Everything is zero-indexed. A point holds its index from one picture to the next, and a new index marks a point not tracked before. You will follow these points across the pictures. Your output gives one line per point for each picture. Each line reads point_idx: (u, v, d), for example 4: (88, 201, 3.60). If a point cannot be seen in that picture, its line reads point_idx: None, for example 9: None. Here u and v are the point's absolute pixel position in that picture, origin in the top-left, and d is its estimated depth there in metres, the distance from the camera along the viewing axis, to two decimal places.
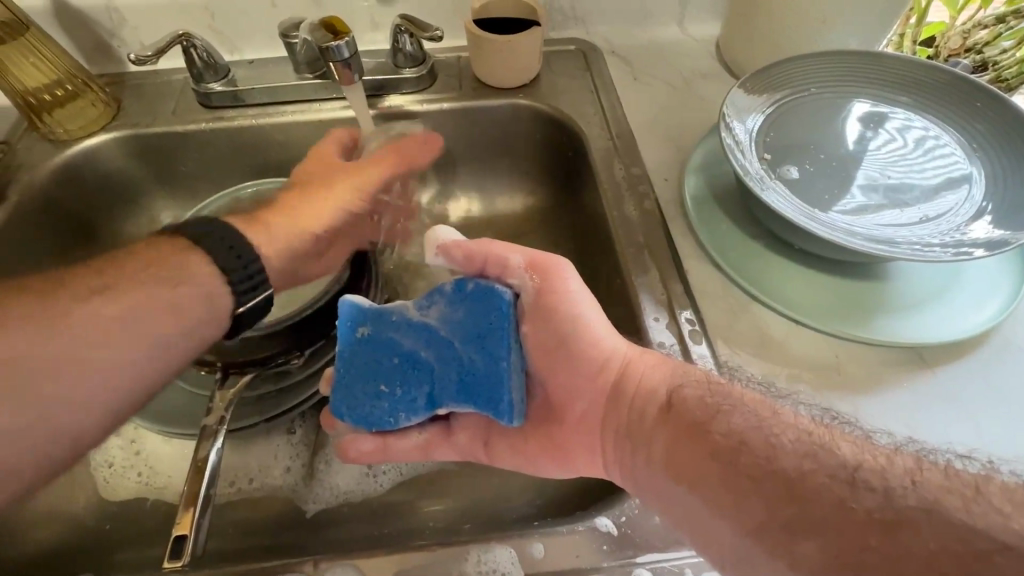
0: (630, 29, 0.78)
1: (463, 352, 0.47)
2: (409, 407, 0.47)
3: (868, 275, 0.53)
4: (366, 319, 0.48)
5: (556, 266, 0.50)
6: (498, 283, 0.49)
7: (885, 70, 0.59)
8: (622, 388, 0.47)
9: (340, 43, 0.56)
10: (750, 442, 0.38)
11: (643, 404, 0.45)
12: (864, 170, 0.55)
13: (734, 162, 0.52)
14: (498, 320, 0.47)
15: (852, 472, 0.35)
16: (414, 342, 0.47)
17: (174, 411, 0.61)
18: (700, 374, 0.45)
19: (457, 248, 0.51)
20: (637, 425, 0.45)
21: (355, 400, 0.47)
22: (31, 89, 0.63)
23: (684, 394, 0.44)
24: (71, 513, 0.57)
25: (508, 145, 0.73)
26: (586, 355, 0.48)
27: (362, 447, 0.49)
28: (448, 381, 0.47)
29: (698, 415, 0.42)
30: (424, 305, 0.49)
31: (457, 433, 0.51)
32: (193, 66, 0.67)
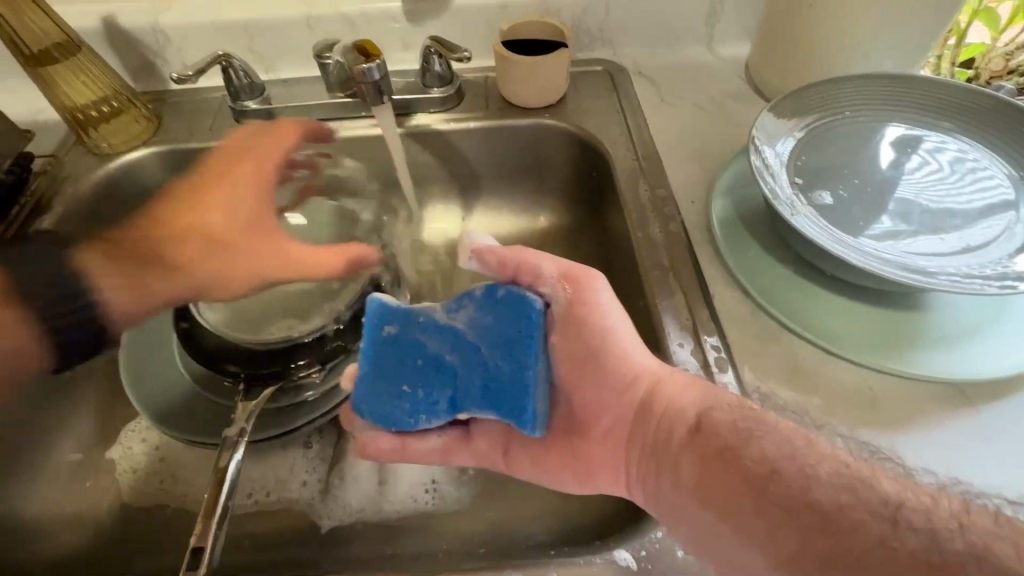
0: (658, 51, 0.77)
1: (489, 357, 0.46)
2: (430, 410, 0.46)
3: (904, 303, 0.51)
4: (394, 319, 0.48)
5: (589, 279, 0.50)
6: (530, 291, 0.49)
7: (923, 93, 0.58)
8: (651, 407, 0.46)
9: (371, 65, 0.59)
10: (784, 470, 0.38)
11: (673, 424, 0.44)
12: (901, 196, 0.53)
13: (764, 187, 0.51)
14: (527, 328, 0.46)
15: (894, 511, 0.35)
16: (440, 345, 0.47)
17: (191, 420, 0.60)
18: (730, 399, 0.44)
19: (491, 253, 0.50)
20: (666, 444, 0.44)
21: (377, 398, 0.46)
22: (80, 106, 0.65)
23: (714, 416, 0.43)
24: (94, 519, 0.58)
25: (532, 164, 0.74)
26: (615, 368, 0.47)
27: (380, 445, 0.48)
28: (471, 385, 0.46)
29: (728, 439, 0.41)
30: (453, 308, 0.49)
31: (476, 438, 0.50)
32: (231, 85, 0.70)
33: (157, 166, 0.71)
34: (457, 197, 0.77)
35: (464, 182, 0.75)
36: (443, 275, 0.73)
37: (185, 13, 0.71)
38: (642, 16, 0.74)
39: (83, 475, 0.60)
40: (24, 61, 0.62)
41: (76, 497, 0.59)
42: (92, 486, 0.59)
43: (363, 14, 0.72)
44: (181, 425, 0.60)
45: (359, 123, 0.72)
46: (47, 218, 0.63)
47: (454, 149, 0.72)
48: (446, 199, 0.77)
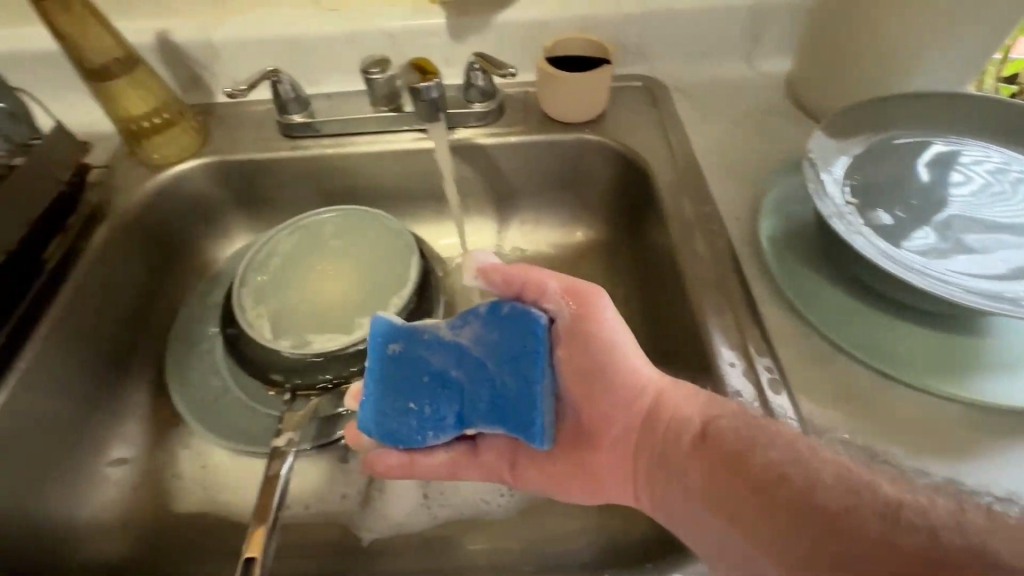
0: (697, 66, 0.77)
1: (496, 372, 0.45)
2: (437, 426, 0.47)
3: (959, 327, 0.50)
4: (397, 337, 0.47)
5: (594, 295, 0.48)
6: (535, 308, 0.47)
7: (981, 113, 0.57)
8: (657, 418, 0.45)
9: (429, 84, 0.60)
10: (791, 474, 0.37)
11: (679, 432, 0.44)
12: (962, 216, 0.52)
13: (821, 206, 0.50)
14: (533, 343, 0.45)
15: (895, 510, 0.33)
16: (445, 360, 0.46)
17: (238, 430, 0.62)
18: (737, 409, 0.43)
19: (495, 271, 0.48)
20: (673, 449, 0.43)
21: (386, 415, 0.46)
22: (135, 117, 0.67)
23: (721, 425, 0.42)
24: (141, 524, 0.58)
25: (570, 177, 0.74)
26: (622, 378, 0.46)
27: (389, 461, 0.48)
28: (478, 400, 0.46)
29: (735, 446, 0.40)
30: (457, 325, 0.47)
31: (483, 451, 0.49)
32: (279, 98, 0.71)
33: (204, 176, 0.72)
34: (494, 210, 0.77)
35: (501, 196, 0.76)
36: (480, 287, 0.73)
37: (235, 29, 0.73)
38: (683, 32, 0.74)
39: (131, 480, 0.61)
40: (86, 76, 0.64)
41: (124, 503, 0.59)
42: (140, 491, 0.60)
43: (407, 30, 0.73)
44: (230, 434, 0.61)
45: (402, 136, 0.72)
46: (102, 226, 0.65)
47: (494, 163, 0.73)
48: (483, 212, 0.77)
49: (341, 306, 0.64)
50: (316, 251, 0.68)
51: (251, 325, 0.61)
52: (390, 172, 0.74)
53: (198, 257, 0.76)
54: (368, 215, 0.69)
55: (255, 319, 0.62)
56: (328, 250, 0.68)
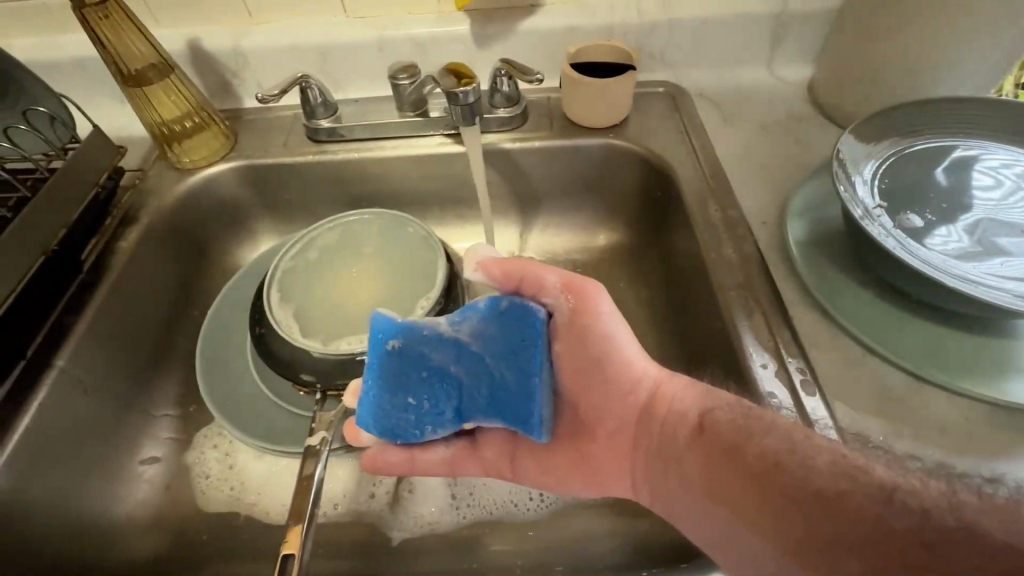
0: (719, 73, 0.78)
1: (495, 366, 0.44)
2: (436, 420, 0.47)
3: (991, 330, 0.50)
4: (396, 332, 0.45)
5: (592, 288, 0.47)
6: (532, 302, 0.46)
7: (1013, 118, 0.56)
8: (653, 412, 0.46)
9: (467, 88, 0.60)
10: (786, 461, 0.36)
11: (674, 424, 0.44)
12: (992, 221, 0.52)
13: (852, 209, 0.51)
14: (531, 336, 0.44)
15: (890, 493, 0.32)
16: (444, 356, 0.45)
17: (263, 427, 0.61)
18: (731, 401, 0.43)
19: (496, 264, 0.47)
20: (671, 442, 0.44)
21: (383, 411, 0.46)
22: (167, 121, 0.68)
23: (715, 416, 0.42)
24: (174, 521, 0.59)
25: (594, 182, 0.75)
26: (617, 371, 0.47)
27: (387, 458, 0.49)
28: (477, 395, 0.45)
29: (729, 436, 0.40)
30: (456, 320, 0.45)
31: (482, 447, 0.51)
32: (307, 104, 0.72)
33: (233, 180, 0.74)
34: (517, 214, 0.78)
35: (526, 201, 0.77)
36: None
37: (265, 37, 0.74)
38: (704, 39, 0.75)
39: (162, 478, 0.61)
40: (122, 82, 0.65)
41: (155, 501, 0.60)
42: (171, 490, 0.61)
43: (433, 38, 0.74)
44: (254, 430, 0.61)
45: (428, 140, 0.73)
46: (133, 229, 0.66)
47: (518, 167, 0.73)
48: (506, 216, 0.79)
49: (369, 307, 0.64)
50: (344, 255, 0.69)
51: (280, 324, 0.61)
52: (415, 176, 0.75)
53: (226, 260, 0.77)
54: (396, 218, 0.70)
55: (285, 319, 0.63)
56: (354, 253, 0.69)
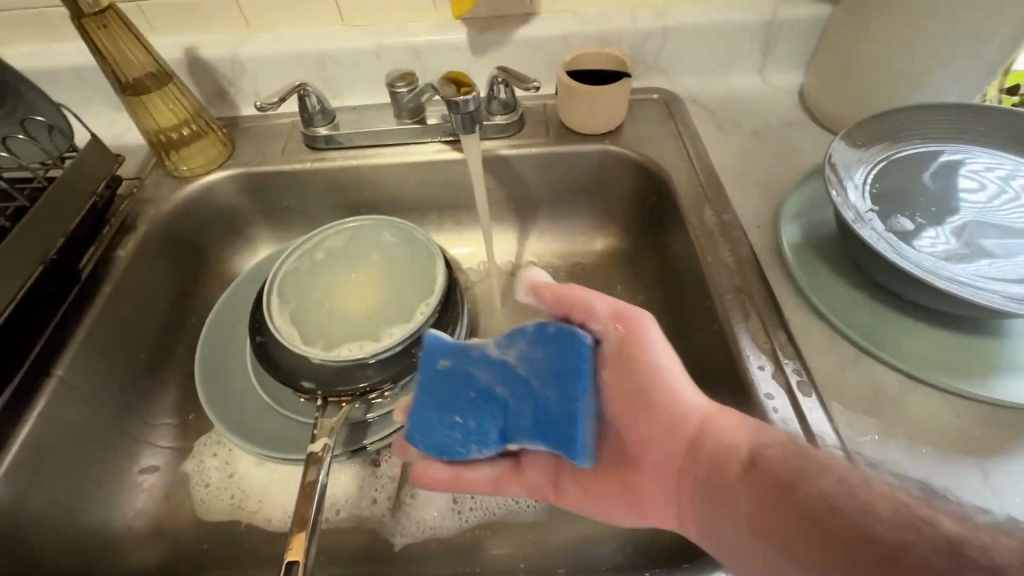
0: (711, 79, 0.80)
1: (540, 390, 0.43)
2: (481, 439, 0.46)
3: (981, 331, 0.51)
4: (447, 352, 0.47)
5: (641, 317, 0.47)
6: (581, 328, 0.46)
7: (999, 124, 0.58)
8: (701, 446, 0.43)
9: (467, 97, 0.61)
10: (842, 505, 0.34)
11: (725, 461, 0.41)
12: (980, 223, 0.54)
13: (845, 213, 0.52)
14: (577, 361, 0.43)
15: (958, 548, 0.29)
16: (490, 376, 0.45)
17: (262, 433, 0.61)
18: (784, 437, 0.40)
19: (547, 288, 0.48)
20: (721, 483, 0.41)
21: (430, 426, 0.46)
22: (164, 129, 0.68)
23: (767, 454, 0.39)
24: (174, 531, 0.59)
25: (590, 188, 0.76)
26: (665, 403, 0.45)
27: (434, 473, 0.48)
28: (521, 417, 0.44)
29: (783, 475, 0.37)
30: (504, 344, 0.46)
31: (526, 469, 0.49)
32: (305, 111, 0.72)
33: (231, 188, 0.74)
34: (515, 220, 0.79)
35: (523, 207, 0.78)
36: (503, 296, 0.75)
37: (262, 45, 0.75)
38: (697, 46, 0.76)
39: (162, 488, 0.61)
40: (120, 90, 0.65)
41: (154, 510, 0.60)
42: (170, 499, 0.61)
43: (430, 46, 0.74)
44: (254, 436, 0.61)
45: (425, 147, 0.74)
46: (131, 237, 0.66)
47: (516, 173, 0.74)
48: (504, 222, 0.79)
49: (369, 315, 0.64)
50: (344, 263, 0.69)
51: (279, 333, 0.61)
52: (413, 183, 0.76)
53: (223, 267, 0.77)
54: (395, 225, 0.71)
55: (284, 327, 0.63)
56: (355, 262, 0.69)
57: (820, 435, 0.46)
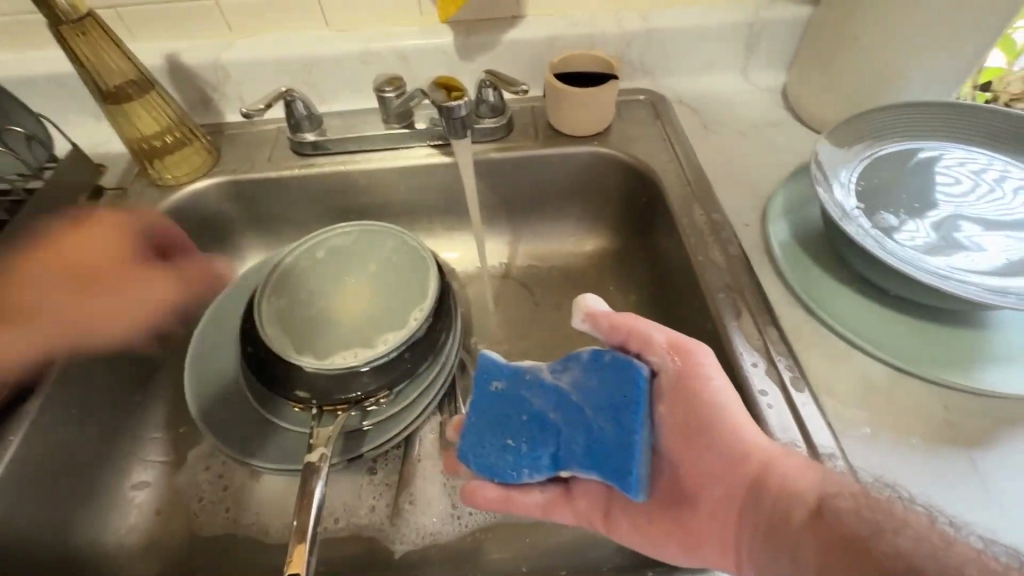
0: (696, 80, 0.81)
1: (594, 418, 0.44)
2: (533, 464, 0.45)
3: (964, 322, 0.52)
4: (501, 374, 0.48)
5: (698, 349, 0.47)
6: (637, 358, 0.47)
7: (975, 120, 0.59)
8: (765, 486, 0.42)
9: (460, 102, 0.61)
10: (924, 568, 0.33)
11: (790, 505, 0.41)
12: (961, 217, 0.55)
13: (831, 210, 0.53)
14: (634, 393, 0.44)
15: None
16: (544, 402, 0.46)
17: (257, 445, 0.60)
18: (852, 487, 0.39)
19: (605, 317, 0.48)
20: (786, 527, 0.41)
21: (483, 447, 0.46)
22: (148, 136, 0.67)
23: (836, 504, 0.39)
24: (166, 547, 0.57)
25: (580, 189, 0.76)
26: (726, 437, 0.44)
27: (486, 492, 0.47)
28: (575, 445, 0.44)
29: (855, 530, 0.37)
30: (558, 368, 0.48)
31: (577, 497, 0.48)
32: (293, 117, 0.72)
33: (218, 196, 0.73)
34: (506, 224, 0.79)
35: (513, 210, 0.78)
36: (495, 300, 0.75)
37: (246, 50, 0.74)
38: (682, 48, 0.77)
39: (153, 503, 0.60)
40: (101, 99, 0.63)
41: (146, 526, 0.59)
42: (162, 515, 0.59)
43: (416, 50, 0.74)
44: (248, 448, 0.60)
45: (414, 152, 0.74)
46: None
47: (505, 177, 0.74)
48: (494, 225, 0.79)
49: (364, 321, 0.64)
50: (337, 271, 0.68)
51: (272, 340, 0.61)
52: (402, 188, 0.75)
53: None
54: (386, 229, 0.70)
55: (277, 335, 0.62)
56: (348, 270, 0.69)
57: (813, 429, 0.47)
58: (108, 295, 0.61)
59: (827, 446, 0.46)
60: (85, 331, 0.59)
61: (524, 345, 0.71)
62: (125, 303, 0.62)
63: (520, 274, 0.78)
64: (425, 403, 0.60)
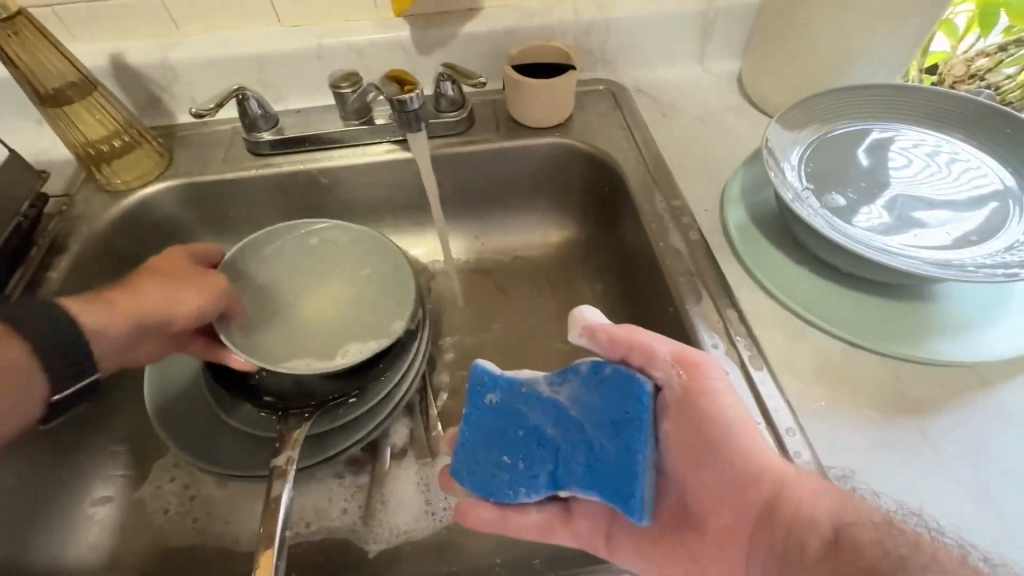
0: (655, 69, 0.81)
1: (594, 435, 0.44)
2: (530, 483, 0.45)
3: (913, 295, 0.54)
4: (496, 386, 0.47)
5: (704, 363, 0.46)
6: (641, 373, 0.46)
7: (917, 101, 0.62)
8: (776, 513, 0.41)
9: (411, 95, 0.60)
10: None
11: (803, 535, 0.39)
12: (904, 194, 0.57)
13: (780, 189, 0.55)
14: (637, 410, 0.44)
15: None
16: (541, 417, 0.46)
17: (223, 450, 0.59)
18: (875, 514, 0.38)
19: (604, 330, 0.47)
20: (799, 560, 0.39)
21: (476, 463, 0.45)
22: (93, 140, 0.65)
23: (855, 532, 0.37)
24: (131, 560, 0.56)
25: (544, 180, 0.76)
26: (737, 459, 0.43)
27: (480, 513, 0.45)
28: (574, 463, 0.44)
29: (873, 561, 0.35)
30: (556, 381, 0.47)
31: (576, 518, 0.47)
32: (247, 117, 0.70)
33: (171, 200, 0.71)
34: (471, 218, 0.79)
35: (478, 204, 0.78)
36: (464, 295, 0.75)
37: (194, 49, 0.71)
38: (639, 38, 0.78)
39: (116, 518, 0.58)
40: (39, 102, 0.61)
41: (110, 541, 0.57)
42: (126, 529, 0.58)
43: (372, 44, 0.73)
44: (214, 453, 0.58)
45: (374, 148, 0.73)
46: (63, 257, 0.62)
47: (469, 170, 0.74)
48: (460, 219, 0.79)
49: (347, 319, 0.63)
50: (313, 269, 0.67)
51: (224, 327, 0.59)
52: (364, 185, 0.74)
53: None
54: (361, 236, 0.68)
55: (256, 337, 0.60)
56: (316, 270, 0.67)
57: (771, 405, 0.48)
58: (155, 290, 0.53)
59: (786, 424, 0.47)
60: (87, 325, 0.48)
61: (494, 338, 0.71)
62: (151, 298, 0.52)
63: (488, 268, 0.78)
64: (397, 398, 0.59)
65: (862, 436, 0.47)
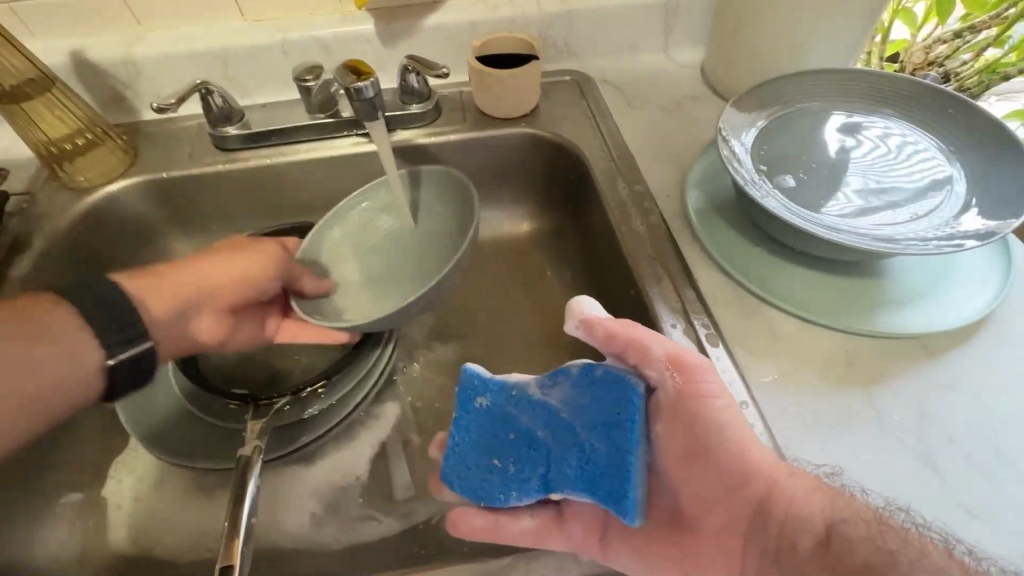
0: (621, 60, 0.83)
1: (585, 437, 0.45)
2: (521, 486, 0.45)
3: (869, 272, 0.56)
4: (486, 390, 0.48)
5: (698, 364, 0.46)
6: (634, 373, 0.47)
7: (867, 84, 0.64)
8: (771, 512, 0.42)
9: (365, 83, 0.61)
10: None
11: (796, 532, 0.42)
12: (854, 176, 0.59)
13: (734, 173, 0.56)
14: (628, 413, 0.45)
15: None
16: (531, 420, 0.47)
17: (188, 443, 0.58)
18: (865, 511, 0.40)
19: (600, 325, 0.47)
20: (793, 560, 0.41)
21: (467, 468, 0.46)
22: (53, 140, 0.65)
23: (844, 530, 0.40)
24: (102, 555, 0.56)
25: (512, 171, 0.77)
26: (728, 462, 0.44)
27: (473, 522, 0.45)
28: (566, 466, 0.45)
29: (869, 559, 0.38)
30: (547, 383, 0.48)
31: (570, 520, 0.45)
32: (210, 112, 0.69)
33: (136, 197, 0.70)
34: None
35: None
36: None
37: (156, 45, 0.71)
38: (603, 29, 0.79)
39: (85, 515, 0.58)
40: None
41: (79, 537, 0.57)
42: (97, 525, 0.58)
43: (338, 38, 0.73)
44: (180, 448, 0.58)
45: (341, 141, 0.73)
46: (25, 256, 0.62)
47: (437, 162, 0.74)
48: None
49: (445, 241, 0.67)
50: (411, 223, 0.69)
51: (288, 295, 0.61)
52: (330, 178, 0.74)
53: None
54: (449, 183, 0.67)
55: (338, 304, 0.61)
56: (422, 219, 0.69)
57: (726, 380, 0.50)
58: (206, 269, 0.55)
59: (739, 396, 0.49)
60: (137, 295, 0.50)
61: (465, 327, 0.72)
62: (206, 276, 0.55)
63: None
64: (369, 383, 0.60)
65: (806, 411, 0.48)
